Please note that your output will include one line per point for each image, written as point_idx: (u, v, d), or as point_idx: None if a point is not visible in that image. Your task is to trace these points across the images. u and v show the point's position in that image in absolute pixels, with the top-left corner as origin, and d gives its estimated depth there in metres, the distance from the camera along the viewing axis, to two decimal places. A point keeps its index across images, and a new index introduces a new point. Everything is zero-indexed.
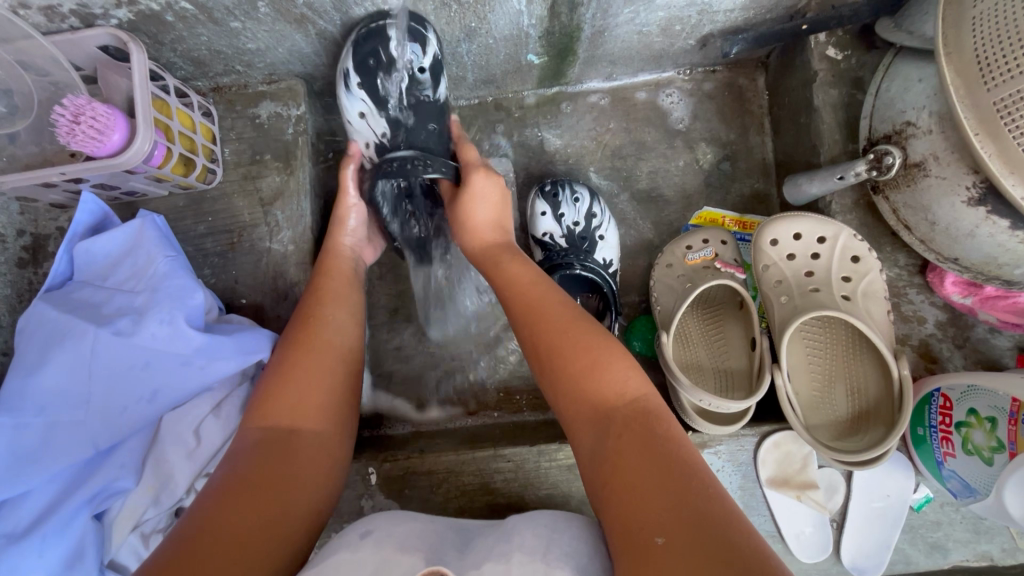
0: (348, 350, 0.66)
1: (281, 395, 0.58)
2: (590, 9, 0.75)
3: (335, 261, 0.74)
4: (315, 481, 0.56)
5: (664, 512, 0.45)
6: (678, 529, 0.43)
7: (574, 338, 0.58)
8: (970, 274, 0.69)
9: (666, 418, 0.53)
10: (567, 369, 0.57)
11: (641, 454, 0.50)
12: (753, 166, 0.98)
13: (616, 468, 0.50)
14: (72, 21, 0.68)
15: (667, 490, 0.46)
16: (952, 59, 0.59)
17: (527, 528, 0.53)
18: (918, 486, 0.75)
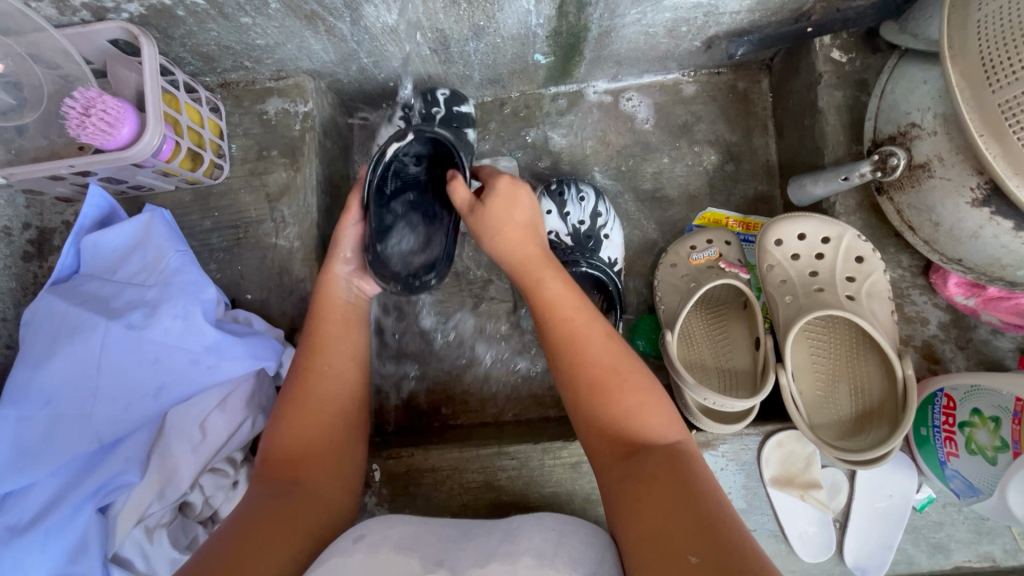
0: (349, 399, 0.67)
1: (283, 452, 0.60)
2: (598, 9, 0.75)
3: (329, 296, 0.70)
4: (321, 530, 0.56)
5: (694, 539, 0.46)
6: (708, 554, 0.44)
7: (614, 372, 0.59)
8: (974, 275, 0.69)
9: (697, 461, 0.55)
10: (603, 398, 0.58)
11: (671, 487, 0.51)
12: (757, 168, 0.98)
13: (643, 499, 0.51)
14: (84, 13, 0.68)
15: (696, 521, 0.47)
16: (957, 62, 0.60)
17: (534, 533, 0.53)
18: (920, 486, 0.75)
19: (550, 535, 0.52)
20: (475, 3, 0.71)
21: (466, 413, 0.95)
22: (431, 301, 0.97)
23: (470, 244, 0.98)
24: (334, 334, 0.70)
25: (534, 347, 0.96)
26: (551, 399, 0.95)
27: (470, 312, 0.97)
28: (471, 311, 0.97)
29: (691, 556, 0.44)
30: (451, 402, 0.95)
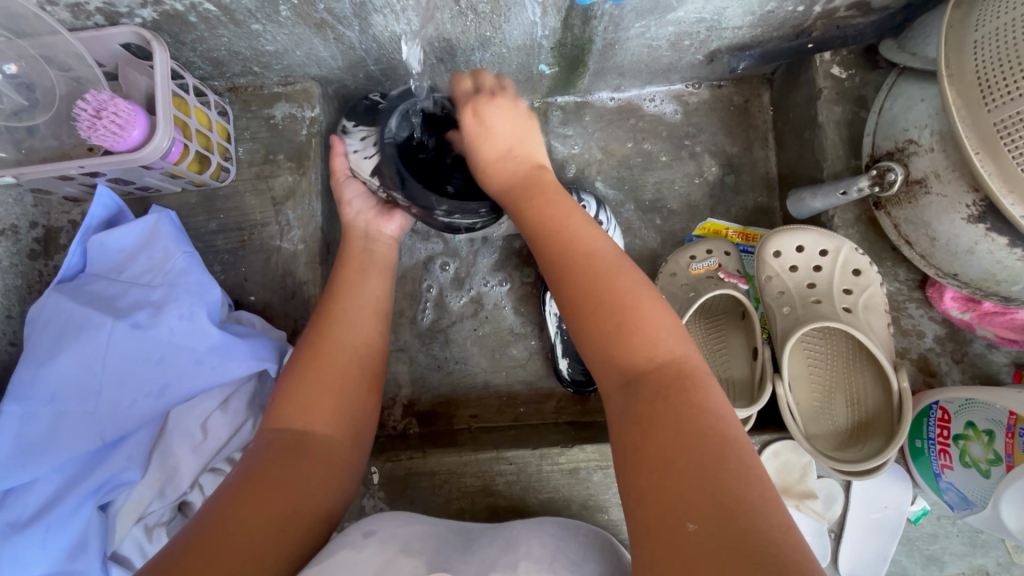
0: (364, 353, 0.67)
1: (293, 400, 0.60)
2: (602, 22, 0.76)
3: (352, 244, 0.77)
4: (326, 483, 0.56)
5: (701, 490, 0.41)
6: (708, 518, 0.40)
7: (620, 291, 0.53)
8: (970, 289, 0.70)
9: (708, 391, 0.49)
10: (603, 325, 0.52)
11: (679, 423, 0.46)
12: (757, 180, 0.99)
13: (645, 433, 0.46)
14: (97, 18, 0.69)
15: (701, 468, 0.43)
16: (954, 80, 0.61)
17: (533, 539, 0.54)
18: (915, 498, 0.76)
19: (548, 541, 0.53)
20: (482, 14, 0.72)
21: (465, 417, 0.95)
22: (432, 306, 0.98)
23: (472, 250, 0.99)
24: (348, 300, 0.70)
25: (534, 353, 0.97)
26: (549, 405, 0.95)
27: (471, 317, 0.98)
28: (472, 316, 0.98)
29: (691, 519, 0.40)
30: (450, 407, 0.96)
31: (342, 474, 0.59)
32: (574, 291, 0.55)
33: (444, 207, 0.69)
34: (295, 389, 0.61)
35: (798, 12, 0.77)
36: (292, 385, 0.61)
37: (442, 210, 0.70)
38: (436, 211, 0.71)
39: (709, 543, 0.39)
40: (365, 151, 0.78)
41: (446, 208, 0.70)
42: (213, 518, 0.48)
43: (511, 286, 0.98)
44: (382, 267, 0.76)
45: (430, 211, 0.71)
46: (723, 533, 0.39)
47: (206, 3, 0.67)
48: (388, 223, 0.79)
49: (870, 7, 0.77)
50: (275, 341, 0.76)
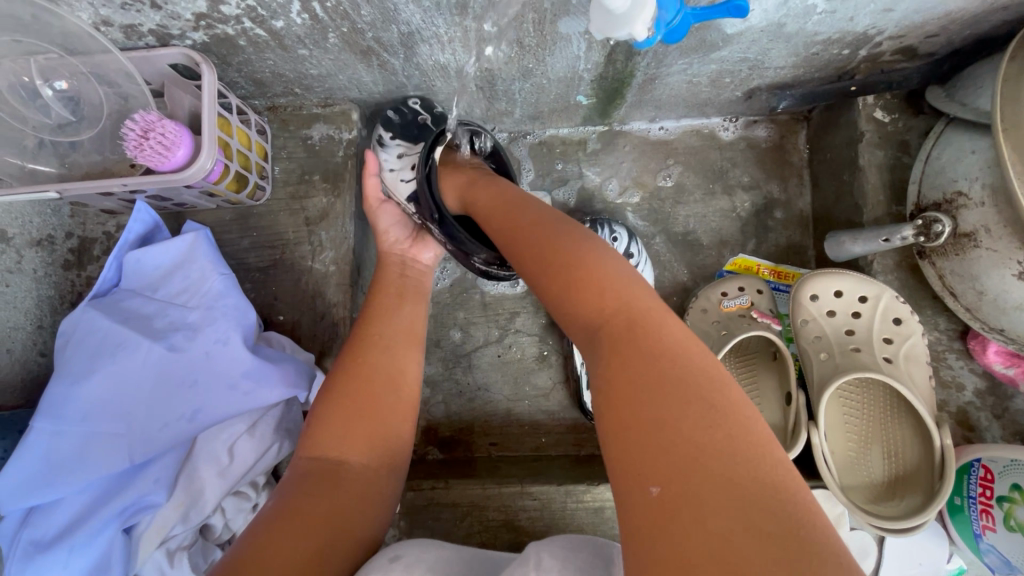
0: (404, 375, 0.67)
1: (329, 425, 0.60)
2: (646, 59, 0.76)
3: (388, 274, 0.76)
4: (362, 510, 0.56)
5: (682, 437, 0.40)
6: (676, 473, 0.38)
7: (569, 247, 0.53)
8: (1016, 345, 0.68)
9: (654, 331, 0.47)
10: (563, 284, 0.52)
11: (640, 375, 0.44)
12: (790, 218, 0.98)
13: (623, 385, 0.44)
14: (149, 39, 0.69)
15: (659, 428, 0.41)
16: (1009, 136, 0.60)
17: (544, 549, 0.50)
18: (951, 556, 0.74)
19: (560, 549, 0.49)
20: (527, 48, 0.72)
21: (486, 445, 0.94)
22: (457, 331, 0.97)
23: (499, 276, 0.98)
24: (383, 325, 0.70)
25: (558, 383, 0.95)
26: (572, 436, 0.94)
27: (495, 343, 0.97)
28: (496, 342, 0.97)
29: (657, 479, 0.39)
30: (471, 433, 0.95)
31: (379, 502, 0.58)
32: (534, 265, 0.56)
33: (483, 255, 0.73)
34: (325, 421, 0.61)
35: (844, 55, 0.77)
36: (324, 415, 0.61)
37: (481, 257, 0.74)
38: (475, 257, 0.75)
39: (678, 499, 0.37)
40: (402, 172, 0.87)
41: (485, 255, 0.74)
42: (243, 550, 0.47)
43: (537, 314, 0.97)
44: (413, 296, 0.75)
45: (469, 256, 0.76)
46: (694, 482, 0.37)
47: (257, 28, 0.67)
48: (424, 248, 0.81)
49: (917, 53, 0.76)
50: (305, 365, 0.76)
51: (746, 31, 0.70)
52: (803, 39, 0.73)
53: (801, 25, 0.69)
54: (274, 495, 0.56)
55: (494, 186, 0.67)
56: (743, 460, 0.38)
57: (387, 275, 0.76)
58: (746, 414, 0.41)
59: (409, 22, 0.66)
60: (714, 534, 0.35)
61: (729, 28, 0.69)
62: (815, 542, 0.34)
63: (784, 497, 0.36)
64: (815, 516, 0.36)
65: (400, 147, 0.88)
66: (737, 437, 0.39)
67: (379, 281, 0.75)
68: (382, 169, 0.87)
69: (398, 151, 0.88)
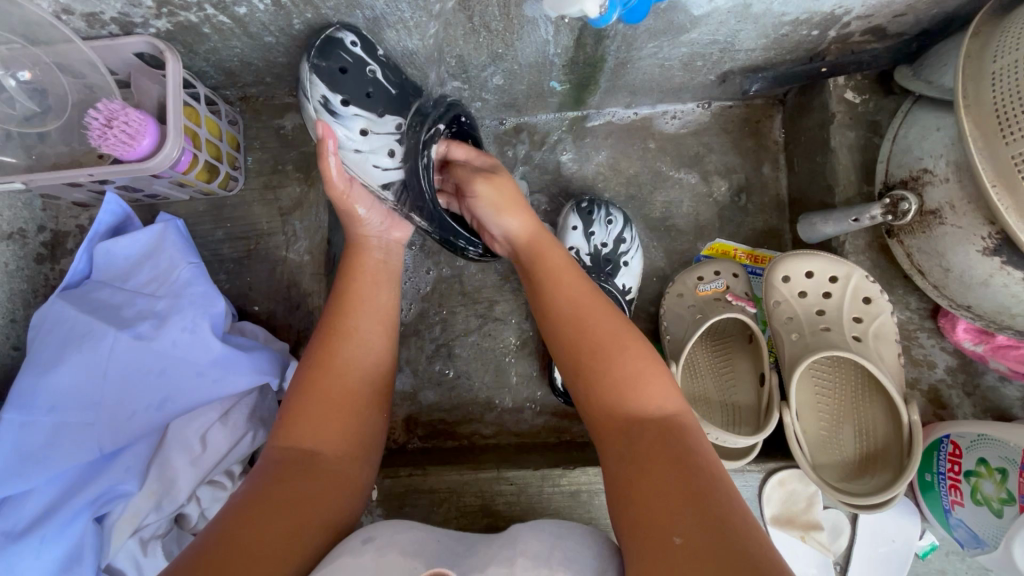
0: (377, 365, 0.67)
1: (304, 416, 0.59)
2: (615, 42, 0.76)
3: (364, 257, 0.73)
4: (334, 498, 0.56)
5: (699, 502, 0.47)
6: (698, 530, 0.45)
7: (617, 330, 0.60)
8: (983, 321, 0.68)
9: (691, 427, 0.55)
10: (606, 360, 0.58)
11: (666, 449, 0.52)
12: (766, 201, 0.99)
13: (655, 455, 0.51)
14: (111, 27, 0.69)
15: (684, 494, 0.48)
16: (971, 111, 0.60)
17: (530, 534, 0.50)
18: (924, 532, 0.75)
19: (549, 535, 0.50)
20: (495, 32, 0.72)
21: (466, 432, 0.94)
22: (436, 320, 0.97)
23: (477, 265, 0.98)
24: (359, 310, 0.68)
25: (536, 370, 0.96)
26: (550, 422, 0.94)
27: (474, 331, 0.97)
28: (475, 330, 0.97)
29: (680, 532, 0.45)
30: (451, 420, 0.95)
31: (353, 488, 0.59)
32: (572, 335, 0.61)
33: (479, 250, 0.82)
34: (299, 409, 0.60)
35: (813, 36, 0.77)
36: (299, 405, 0.60)
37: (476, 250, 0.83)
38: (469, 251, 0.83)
39: (698, 552, 0.43)
40: (374, 155, 0.75)
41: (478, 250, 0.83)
42: (219, 539, 0.47)
43: (516, 301, 0.97)
44: (387, 277, 0.73)
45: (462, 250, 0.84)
46: (712, 543, 0.44)
47: (220, 15, 0.67)
48: (397, 227, 0.78)
49: (886, 33, 0.76)
50: (277, 353, 0.76)
51: (712, 12, 0.70)
52: (770, 19, 0.73)
53: (767, 6, 0.69)
54: (246, 480, 0.55)
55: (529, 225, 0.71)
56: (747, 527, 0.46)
57: (363, 250, 0.73)
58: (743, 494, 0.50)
59: (373, 7, 0.66)
60: None
61: (695, 9, 0.69)
62: None
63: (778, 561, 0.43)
64: None
65: (360, 118, 0.74)
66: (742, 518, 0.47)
67: (354, 257, 0.73)
68: (342, 149, 0.74)
69: (360, 125, 0.74)
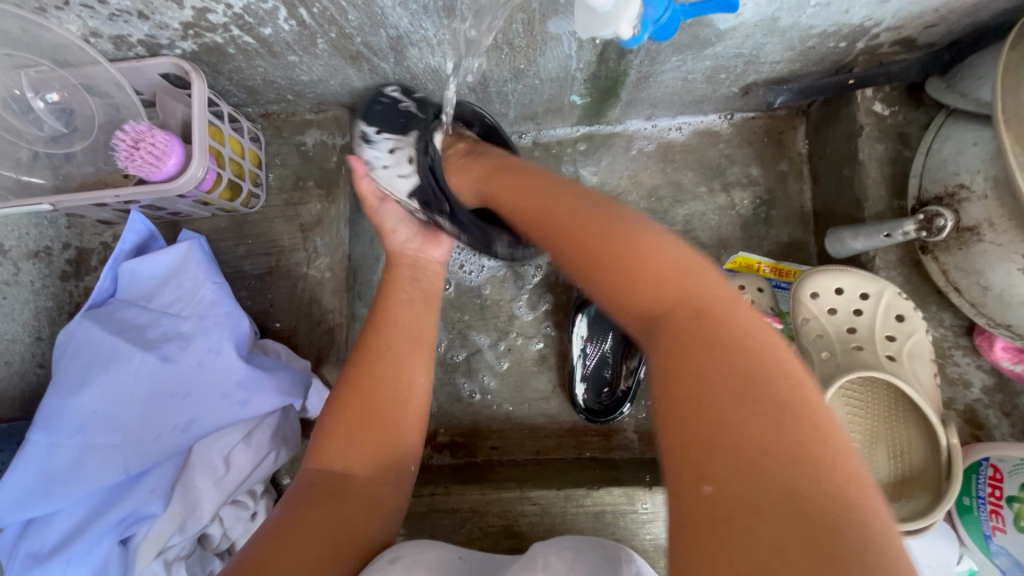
0: (409, 383, 0.66)
1: (336, 439, 0.60)
2: (639, 56, 0.75)
3: (399, 268, 0.75)
4: (366, 519, 0.56)
5: (750, 433, 0.37)
6: (738, 474, 0.36)
7: (616, 230, 0.49)
8: (1023, 341, 0.66)
9: (727, 320, 0.43)
10: (618, 272, 0.47)
11: (708, 364, 0.40)
12: (791, 214, 0.97)
13: (683, 375, 0.41)
14: (138, 49, 0.69)
15: (716, 425, 0.38)
16: (1011, 126, 0.59)
17: (551, 551, 0.49)
18: (963, 559, 0.72)
19: (567, 550, 0.49)
20: (518, 49, 0.71)
21: (486, 449, 0.93)
22: (455, 334, 0.97)
23: (497, 279, 0.97)
24: (392, 332, 0.68)
25: (557, 386, 0.94)
26: (573, 439, 0.92)
27: (494, 347, 0.96)
28: (495, 345, 0.96)
29: (709, 478, 0.37)
30: (473, 437, 0.94)
31: (384, 510, 0.58)
32: (575, 250, 0.51)
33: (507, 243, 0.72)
34: (334, 431, 0.61)
35: (840, 48, 0.75)
36: (332, 429, 0.61)
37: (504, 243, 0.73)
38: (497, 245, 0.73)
39: (732, 504, 0.35)
40: (398, 166, 0.75)
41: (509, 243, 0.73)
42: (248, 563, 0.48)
43: (537, 316, 0.96)
44: (426, 295, 0.73)
45: (490, 245, 0.73)
46: (755, 490, 0.35)
47: (245, 36, 0.67)
48: (430, 246, 0.77)
49: (916, 44, 0.75)
50: (300, 372, 0.76)
51: (739, 26, 0.69)
52: (797, 32, 0.71)
53: (795, 19, 0.68)
54: (280, 503, 0.56)
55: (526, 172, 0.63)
56: (810, 466, 0.35)
57: (396, 264, 0.75)
58: (814, 408, 0.39)
59: (397, 26, 0.66)
60: (775, 543, 0.33)
61: (721, 24, 0.68)
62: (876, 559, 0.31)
63: (847, 509, 0.34)
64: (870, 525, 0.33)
65: (389, 139, 0.75)
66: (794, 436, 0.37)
67: (392, 278, 0.73)
68: (373, 169, 0.76)
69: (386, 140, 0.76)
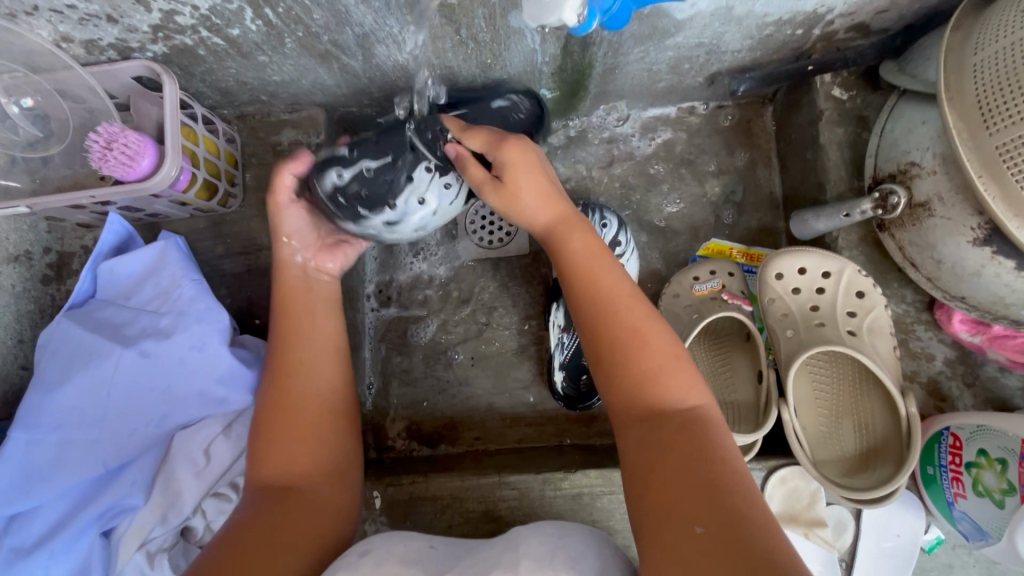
0: (331, 391, 0.69)
1: (275, 450, 0.62)
2: (601, 48, 0.77)
3: (311, 284, 0.74)
4: (322, 519, 0.59)
5: (698, 505, 0.48)
6: (716, 524, 0.46)
7: (654, 335, 0.58)
8: (978, 312, 0.69)
9: (719, 425, 0.55)
10: (638, 369, 0.57)
11: (693, 451, 0.51)
12: (761, 200, 0.99)
13: (673, 457, 0.51)
14: (110, 53, 0.71)
15: (703, 491, 0.49)
16: (954, 104, 0.61)
17: (532, 536, 0.51)
18: (929, 527, 0.75)
19: (549, 536, 0.51)
20: (483, 43, 0.73)
21: (468, 438, 0.95)
22: (436, 327, 0.98)
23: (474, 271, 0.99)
24: (305, 342, 0.70)
25: (536, 375, 0.96)
26: (554, 427, 0.94)
27: (474, 338, 0.98)
28: (475, 338, 0.98)
29: (702, 522, 0.47)
30: (454, 428, 0.95)
31: (333, 511, 0.61)
32: (600, 342, 0.60)
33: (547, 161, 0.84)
34: (269, 445, 0.63)
35: (798, 35, 0.78)
36: (267, 441, 0.63)
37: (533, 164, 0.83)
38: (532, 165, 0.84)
39: (719, 541, 0.45)
40: (439, 199, 0.78)
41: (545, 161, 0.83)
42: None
43: (514, 308, 0.98)
44: (334, 304, 0.75)
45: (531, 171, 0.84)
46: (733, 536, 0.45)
47: (214, 37, 0.69)
48: (326, 258, 0.76)
49: (870, 29, 0.77)
50: None
51: (695, 16, 0.71)
52: (754, 21, 0.73)
53: (750, 8, 0.70)
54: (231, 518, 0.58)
55: (573, 229, 0.66)
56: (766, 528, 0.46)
57: (304, 284, 0.74)
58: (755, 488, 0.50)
59: (362, 23, 0.67)
60: None
61: (677, 13, 0.70)
62: None
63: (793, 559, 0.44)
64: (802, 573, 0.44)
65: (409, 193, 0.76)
66: (749, 503, 0.48)
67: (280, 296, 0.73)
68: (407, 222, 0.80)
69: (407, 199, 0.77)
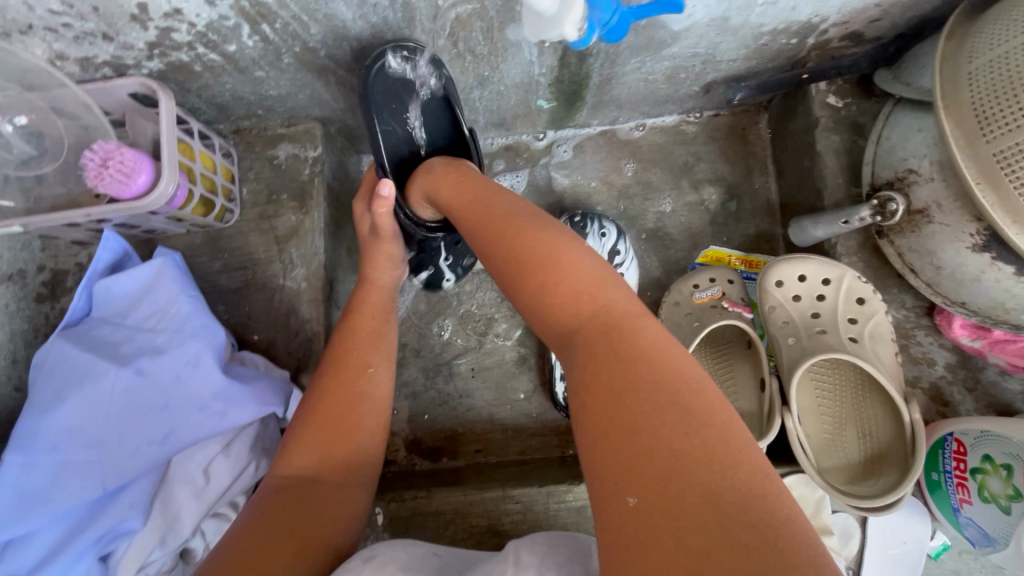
0: (380, 394, 0.67)
1: (307, 444, 0.60)
2: (599, 59, 0.77)
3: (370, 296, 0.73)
4: (336, 518, 0.57)
5: (625, 452, 0.40)
6: (652, 485, 0.38)
7: (540, 244, 0.54)
8: (978, 317, 0.69)
9: (634, 325, 0.48)
10: (537, 286, 0.52)
11: (613, 377, 0.44)
12: (758, 207, 0.99)
13: (596, 390, 0.44)
14: (105, 70, 0.70)
15: (627, 434, 0.41)
16: (950, 112, 0.61)
17: (524, 546, 0.49)
18: (934, 532, 0.74)
19: (540, 545, 0.49)
20: (480, 56, 0.73)
21: (470, 451, 0.94)
22: (436, 339, 0.98)
23: (474, 283, 0.99)
24: (358, 335, 0.69)
25: (538, 386, 0.96)
26: (557, 437, 0.94)
27: (475, 350, 0.97)
28: (475, 349, 0.97)
29: (634, 490, 0.38)
30: (455, 441, 0.94)
31: (346, 516, 0.58)
32: (503, 272, 0.56)
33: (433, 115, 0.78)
34: (300, 432, 0.61)
35: (792, 44, 0.78)
36: (302, 435, 0.61)
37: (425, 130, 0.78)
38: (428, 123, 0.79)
39: (656, 508, 0.37)
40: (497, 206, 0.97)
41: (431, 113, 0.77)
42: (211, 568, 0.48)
43: (515, 318, 0.98)
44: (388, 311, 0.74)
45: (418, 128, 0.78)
46: (672, 491, 0.37)
47: (211, 53, 0.68)
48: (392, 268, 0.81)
49: (863, 38, 0.78)
50: (279, 382, 0.78)
51: (692, 27, 0.71)
52: (749, 31, 0.74)
53: (745, 18, 0.71)
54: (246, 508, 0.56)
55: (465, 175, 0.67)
56: (714, 467, 0.38)
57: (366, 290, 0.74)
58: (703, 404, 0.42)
59: (359, 38, 0.67)
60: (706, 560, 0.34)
61: (674, 25, 0.70)
62: (791, 554, 0.33)
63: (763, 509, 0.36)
64: (774, 520, 0.35)
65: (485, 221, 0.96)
66: (688, 431, 0.40)
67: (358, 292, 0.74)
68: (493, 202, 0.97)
69: None
